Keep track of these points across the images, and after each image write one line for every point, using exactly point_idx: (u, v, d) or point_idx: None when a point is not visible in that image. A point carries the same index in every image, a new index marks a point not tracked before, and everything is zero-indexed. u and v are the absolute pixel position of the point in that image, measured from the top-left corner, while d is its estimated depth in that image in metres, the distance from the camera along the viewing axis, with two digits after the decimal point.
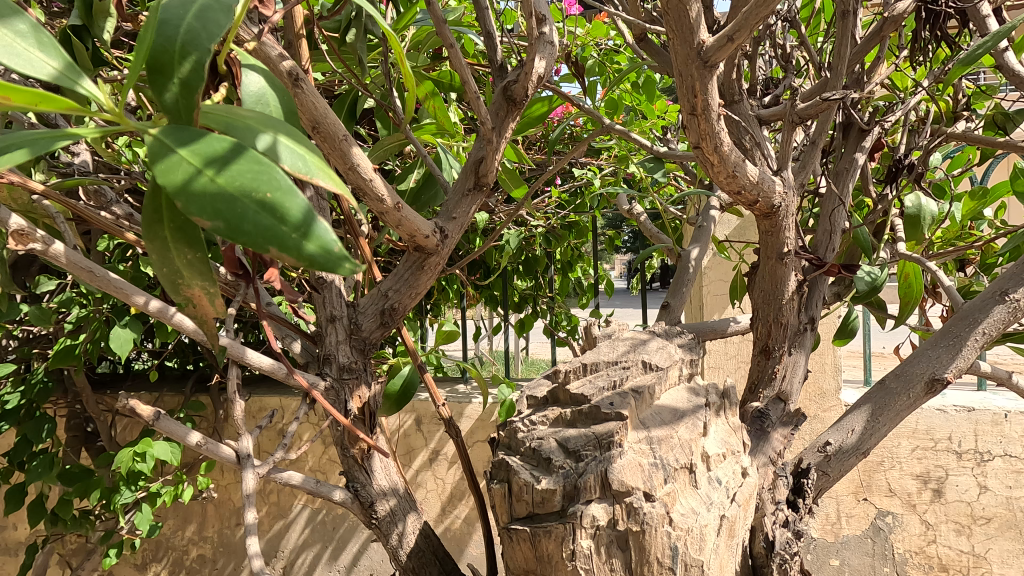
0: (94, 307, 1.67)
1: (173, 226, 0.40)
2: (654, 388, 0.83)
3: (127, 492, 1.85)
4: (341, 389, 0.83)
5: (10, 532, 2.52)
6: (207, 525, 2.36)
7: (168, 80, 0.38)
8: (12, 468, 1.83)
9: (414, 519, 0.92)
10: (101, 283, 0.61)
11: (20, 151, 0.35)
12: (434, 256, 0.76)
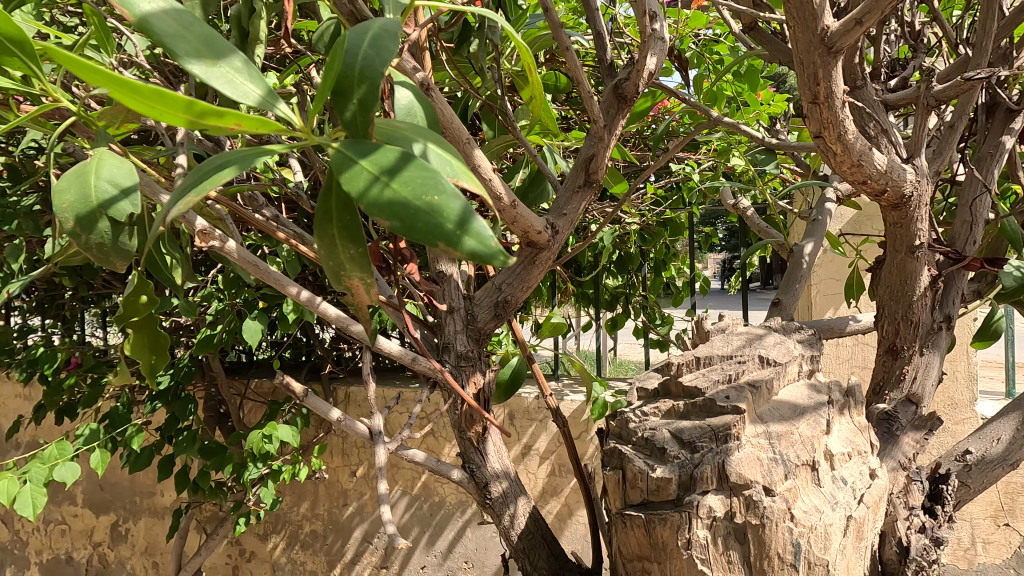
0: (229, 300, 1.87)
1: (340, 225, 0.45)
2: (773, 383, 0.80)
3: (255, 467, 2.08)
4: (458, 375, 0.89)
5: (159, 498, 2.90)
6: (319, 503, 2.58)
7: (348, 102, 0.42)
8: (163, 440, 2.10)
9: (524, 502, 0.96)
10: (263, 275, 0.69)
11: (230, 170, 0.41)
12: (545, 251, 0.79)
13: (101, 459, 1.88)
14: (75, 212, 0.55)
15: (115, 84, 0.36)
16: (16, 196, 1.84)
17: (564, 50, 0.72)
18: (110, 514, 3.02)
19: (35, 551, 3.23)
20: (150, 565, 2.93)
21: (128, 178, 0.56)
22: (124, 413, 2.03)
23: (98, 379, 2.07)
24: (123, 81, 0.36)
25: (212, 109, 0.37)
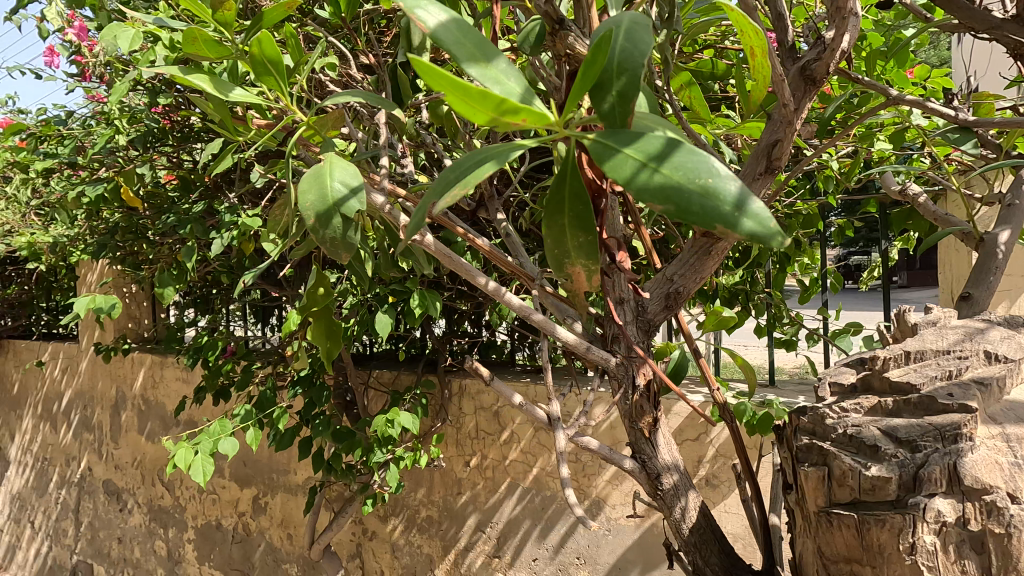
0: (360, 294, 2.01)
1: (570, 216, 0.55)
2: (1005, 381, 0.80)
3: (380, 452, 2.22)
4: (629, 366, 0.88)
5: (293, 476, 3.20)
6: (435, 490, 2.71)
7: (607, 93, 0.50)
8: (302, 423, 2.29)
9: (695, 496, 0.96)
10: (455, 266, 0.76)
11: (491, 165, 0.47)
12: (722, 243, 0.78)
13: (253, 437, 2.09)
14: (315, 209, 0.67)
15: (449, 84, 0.45)
16: (188, 204, 2.10)
17: (739, 41, 0.72)
18: (252, 488, 3.38)
19: (192, 516, 3.69)
20: (285, 536, 3.24)
21: (355, 179, 0.69)
22: (271, 396, 2.25)
23: (247, 365, 2.30)
24: (458, 82, 0.45)
25: (510, 105, 0.45)
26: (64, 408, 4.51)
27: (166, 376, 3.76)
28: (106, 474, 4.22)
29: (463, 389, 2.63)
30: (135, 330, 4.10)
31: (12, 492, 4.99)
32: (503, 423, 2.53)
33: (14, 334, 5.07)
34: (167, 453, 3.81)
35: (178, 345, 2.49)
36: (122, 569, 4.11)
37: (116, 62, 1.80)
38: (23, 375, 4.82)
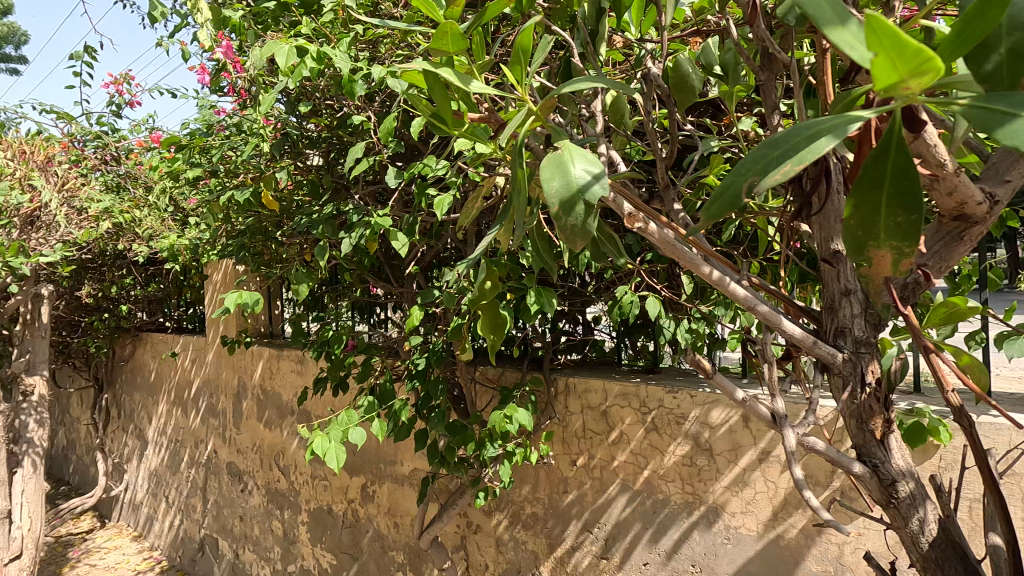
0: (478, 291, 2.03)
1: (890, 193, 0.63)
2: None
3: (492, 447, 2.25)
4: (858, 361, 0.92)
5: (400, 467, 3.32)
6: (540, 487, 2.72)
7: (993, 52, 0.60)
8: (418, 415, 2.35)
9: (934, 507, 0.90)
10: (678, 253, 0.88)
11: (829, 137, 0.58)
12: (978, 225, 0.79)
13: (380, 428, 2.18)
14: (560, 197, 0.73)
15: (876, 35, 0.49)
16: (317, 207, 2.20)
17: None
18: (361, 476, 3.55)
19: (306, 500, 3.94)
20: (392, 524, 3.37)
21: (595, 167, 0.75)
22: (391, 390, 2.33)
23: (366, 358, 2.39)
24: (897, 36, 0.47)
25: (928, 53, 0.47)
26: (193, 395, 4.96)
27: (283, 368, 4.03)
28: (229, 457, 4.59)
29: (569, 388, 2.62)
30: (254, 325, 4.42)
31: (149, 468, 5.56)
32: (612, 423, 2.49)
33: (151, 327, 5.62)
34: (283, 440, 4.09)
35: (303, 339, 2.65)
36: (243, 545, 4.47)
37: (259, 74, 1.91)
38: (158, 364, 5.34)
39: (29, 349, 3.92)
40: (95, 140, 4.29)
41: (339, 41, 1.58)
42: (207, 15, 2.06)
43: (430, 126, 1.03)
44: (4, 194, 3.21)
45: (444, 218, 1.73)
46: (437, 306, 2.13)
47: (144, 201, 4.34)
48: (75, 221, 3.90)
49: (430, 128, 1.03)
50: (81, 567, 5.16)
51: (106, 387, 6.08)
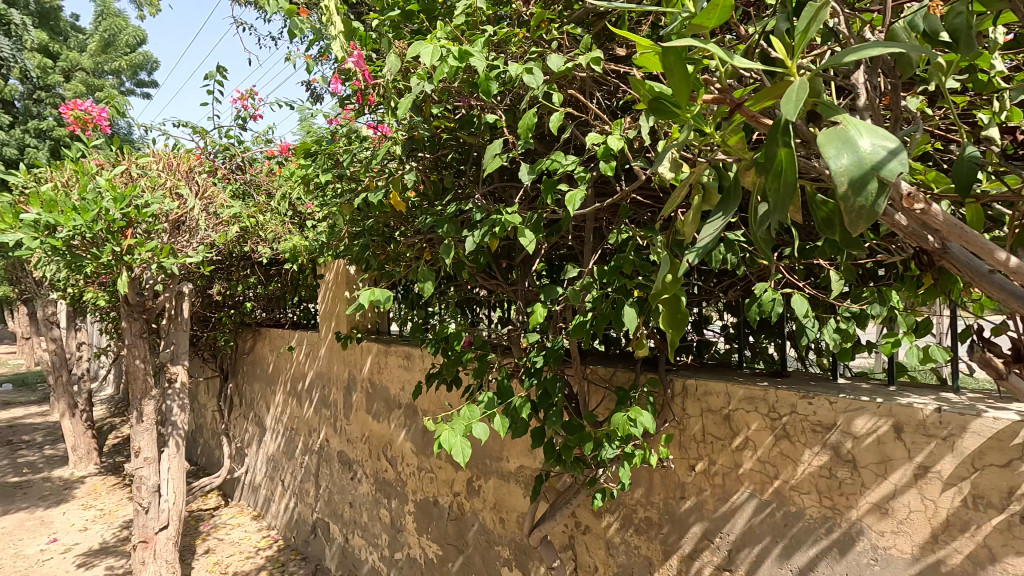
0: (601, 287, 1.96)
1: None
2: None
3: (612, 448, 2.18)
4: None
5: (505, 463, 3.36)
6: (654, 491, 2.62)
7: None
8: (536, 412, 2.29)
9: None
10: (969, 238, 0.80)
11: None
12: None
13: (502, 424, 2.12)
14: (852, 175, 0.68)
15: None
16: (440, 206, 2.26)
17: None
18: (467, 471, 3.62)
19: (412, 490, 4.08)
20: (497, 519, 3.41)
21: (890, 142, 0.70)
22: (509, 386, 2.33)
23: (483, 354, 2.41)
24: None
25: None
26: (307, 387, 5.30)
27: (391, 363, 4.20)
28: (340, 446, 4.87)
29: (687, 389, 2.51)
30: (362, 322, 4.65)
31: (267, 453, 6.02)
32: (737, 428, 2.35)
33: (269, 323, 6.09)
34: (391, 432, 4.27)
35: (421, 335, 2.73)
36: (353, 530, 4.71)
37: (392, 80, 1.98)
38: (276, 357, 5.77)
39: (174, 341, 4.37)
40: (224, 152, 4.71)
41: (476, 40, 1.62)
42: (340, 27, 2.17)
43: (652, 110, 0.90)
44: (157, 203, 3.60)
45: (575, 213, 1.70)
46: (559, 303, 2.10)
47: (267, 207, 4.69)
48: (212, 226, 4.29)
49: (654, 111, 0.90)
50: (211, 540, 5.69)
51: (231, 377, 6.66)
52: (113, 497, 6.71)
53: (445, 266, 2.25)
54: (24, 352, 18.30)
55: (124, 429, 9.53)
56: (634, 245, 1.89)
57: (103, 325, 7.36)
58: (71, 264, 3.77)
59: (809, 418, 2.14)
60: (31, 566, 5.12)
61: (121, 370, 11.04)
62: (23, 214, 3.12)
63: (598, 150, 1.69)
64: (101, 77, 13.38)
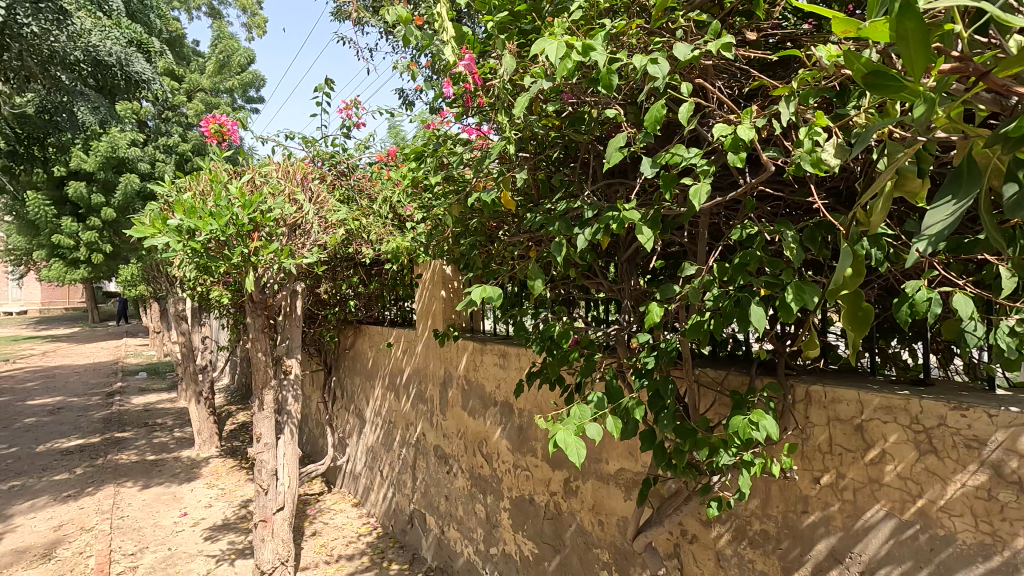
0: (724, 285, 1.85)
1: None
2: None
3: (728, 455, 2.03)
4: None
5: (605, 465, 3.30)
6: (772, 503, 2.46)
7: None
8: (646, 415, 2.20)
9: None
10: None
11: None
12: None
13: (615, 425, 2.06)
14: None
15: None
16: (550, 204, 2.27)
17: None
18: (564, 471, 3.61)
19: (508, 487, 4.12)
20: (596, 522, 3.36)
21: None
22: (619, 387, 2.26)
23: (590, 354, 2.37)
24: None
25: None
26: (405, 382, 5.52)
27: (486, 361, 4.27)
28: (436, 441, 5.02)
29: (810, 396, 2.32)
30: (458, 320, 4.76)
31: (367, 444, 6.34)
32: (871, 439, 2.15)
33: (369, 320, 6.41)
34: (486, 429, 4.34)
35: (525, 333, 2.75)
36: (449, 523, 4.84)
37: (508, 80, 2.02)
38: (375, 353, 6.06)
39: (288, 336, 4.71)
40: (329, 160, 4.98)
41: (598, 34, 1.62)
42: (452, 33, 2.24)
43: (872, 83, 0.90)
44: (278, 207, 3.90)
45: (699, 207, 1.62)
46: (675, 302, 2.03)
47: (369, 210, 4.93)
48: (322, 229, 4.58)
49: (872, 86, 0.90)
50: (317, 523, 6.08)
51: (334, 370, 7.09)
52: (233, 478, 7.35)
53: (555, 265, 2.25)
54: (155, 345, 20.50)
55: (239, 416, 10.42)
56: (763, 240, 1.77)
57: (224, 321, 8.09)
58: (206, 264, 4.17)
59: (964, 433, 1.91)
60: (168, 535, 5.73)
61: (236, 362, 12.08)
62: (169, 220, 3.50)
63: (725, 141, 1.60)
64: (218, 96, 14.67)
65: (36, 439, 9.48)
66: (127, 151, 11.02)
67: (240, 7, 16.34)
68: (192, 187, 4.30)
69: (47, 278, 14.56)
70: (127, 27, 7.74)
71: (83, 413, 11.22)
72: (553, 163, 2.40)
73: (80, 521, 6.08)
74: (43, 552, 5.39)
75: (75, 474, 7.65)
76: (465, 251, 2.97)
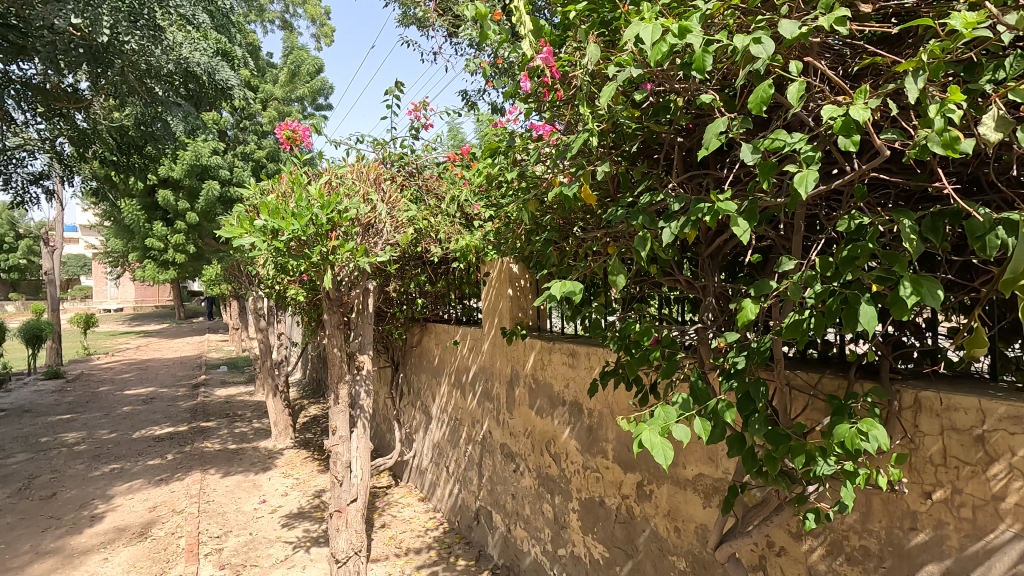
0: (828, 282, 1.69)
1: None
2: None
3: (828, 466, 1.86)
4: None
5: (681, 469, 3.17)
6: (873, 518, 2.25)
7: None
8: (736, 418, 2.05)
9: None
10: None
11: None
12: None
13: (703, 428, 1.95)
14: None
15: None
16: (632, 196, 2.19)
17: None
18: (637, 473, 3.50)
19: (577, 488, 4.06)
20: (672, 528, 3.23)
21: None
22: (706, 387, 2.12)
23: (673, 354, 2.26)
24: None
25: None
26: (471, 379, 5.55)
27: (554, 360, 4.21)
28: (503, 439, 5.02)
29: (919, 403, 2.11)
30: (525, 319, 4.74)
31: (433, 440, 6.44)
32: (995, 452, 1.91)
33: (435, 318, 6.52)
34: (555, 428, 4.29)
35: (602, 332, 2.67)
36: (515, 522, 4.83)
37: (591, 69, 1.97)
38: (442, 350, 6.14)
39: (361, 332, 4.86)
40: (399, 161, 5.01)
41: (695, 15, 1.56)
42: (531, 26, 2.21)
43: None
44: (353, 207, 4.04)
45: (806, 195, 1.50)
46: (770, 299, 1.90)
47: (437, 209, 4.98)
48: (393, 228, 4.69)
49: None
50: (386, 515, 6.23)
51: (401, 367, 7.25)
52: (307, 469, 7.68)
53: (637, 261, 2.16)
54: (234, 340, 21.87)
55: (312, 410, 10.88)
56: (875, 231, 1.61)
57: (298, 318, 8.46)
58: (286, 264, 4.36)
59: None
60: (249, 521, 6.05)
61: (308, 358, 12.64)
62: (255, 221, 3.69)
63: (835, 123, 1.47)
64: (291, 104, 15.36)
65: (133, 426, 10.30)
66: (208, 158, 12.01)
67: (310, 17, 17.04)
68: (273, 189, 4.52)
69: (141, 277, 15.78)
70: (213, 41, 8.25)
71: (172, 404, 12.08)
72: (633, 155, 2.31)
73: (171, 503, 6.54)
74: (140, 530, 5.84)
75: (167, 460, 8.24)
76: (539, 248, 2.93)
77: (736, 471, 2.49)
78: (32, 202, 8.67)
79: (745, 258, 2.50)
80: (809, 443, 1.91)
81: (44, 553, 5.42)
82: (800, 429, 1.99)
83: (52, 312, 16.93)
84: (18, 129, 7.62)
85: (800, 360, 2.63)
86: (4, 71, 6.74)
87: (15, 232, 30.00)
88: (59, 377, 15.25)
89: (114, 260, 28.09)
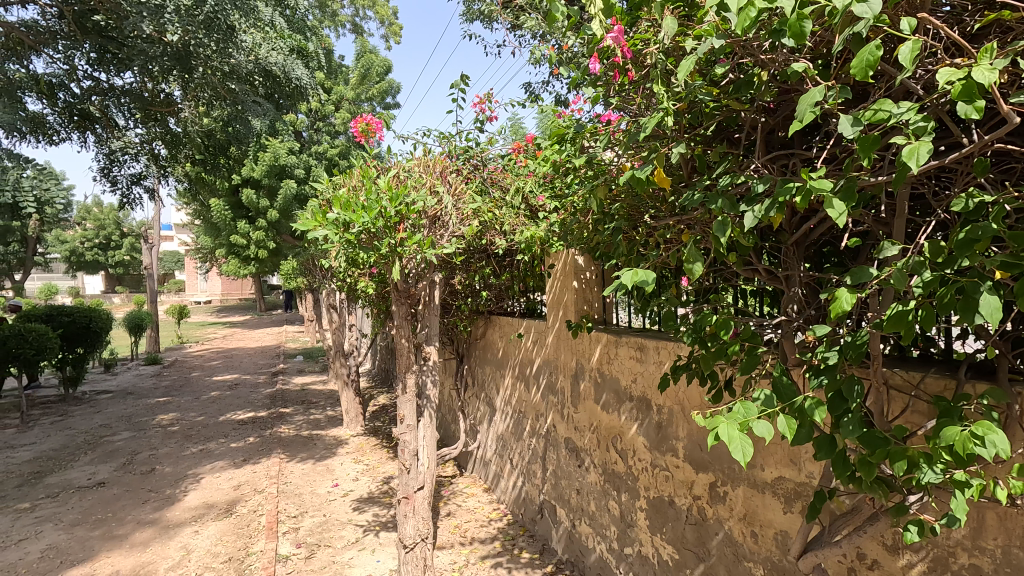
0: (941, 268, 1.48)
1: None
2: None
3: (933, 472, 1.65)
4: None
5: (759, 471, 2.99)
6: (987, 534, 2.01)
7: None
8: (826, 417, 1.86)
9: None
10: None
11: None
12: None
13: (788, 426, 1.79)
14: None
15: None
16: (709, 179, 2.05)
17: None
18: (709, 474, 3.33)
19: (645, 487, 3.93)
20: (748, 533, 3.05)
21: None
22: (791, 385, 1.95)
23: (753, 348, 2.10)
24: None
25: None
26: (535, 372, 5.51)
27: (621, 354, 4.10)
28: (567, 433, 4.95)
29: None
30: (590, 312, 4.65)
31: (497, 432, 6.47)
32: None
33: (500, 311, 6.58)
34: (622, 424, 4.17)
35: (674, 324, 2.53)
36: (580, 517, 4.76)
37: (667, 44, 1.86)
38: (506, 343, 6.16)
39: (427, 323, 4.95)
40: (464, 155, 5.09)
41: None
42: (601, 4, 2.12)
43: None
44: (420, 200, 4.11)
45: (917, 169, 1.32)
46: (868, 288, 1.72)
47: (501, 202, 5.01)
48: (459, 220, 4.74)
49: None
50: (451, 504, 6.32)
51: (465, 359, 7.36)
52: (375, 456, 7.96)
53: (715, 247, 2.02)
54: (308, 332, 23.11)
55: (380, 400, 11.28)
56: (999, 210, 1.41)
57: (367, 310, 8.76)
58: (356, 256, 4.49)
59: None
60: (323, 503, 6.33)
61: (377, 350, 13.11)
62: (328, 214, 3.81)
63: (954, 88, 1.28)
64: (361, 104, 15.94)
65: (220, 410, 11.05)
66: (286, 159, 12.78)
67: (379, 19, 17.52)
68: (345, 184, 4.64)
69: (227, 272, 16.92)
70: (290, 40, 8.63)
71: (254, 390, 12.87)
72: (709, 138, 2.18)
73: (253, 483, 6.96)
74: (226, 507, 6.25)
75: (249, 442, 8.80)
76: (607, 237, 2.85)
77: (823, 474, 2.30)
78: (135, 201, 9.43)
79: (834, 246, 2.32)
80: (910, 447, 1.71)
81: (144, 524, 5.91)
82: (902, 432, 1.78)
83: (151, 304, 18.47)
84: (121, 134, 8.28)
85: (897, 359, 2.41)
86: (107, 81, 7.37)
87: (121, 232, 33.31)
88: (157, 364, 16.63)
89: (204, 257, 30.34)
